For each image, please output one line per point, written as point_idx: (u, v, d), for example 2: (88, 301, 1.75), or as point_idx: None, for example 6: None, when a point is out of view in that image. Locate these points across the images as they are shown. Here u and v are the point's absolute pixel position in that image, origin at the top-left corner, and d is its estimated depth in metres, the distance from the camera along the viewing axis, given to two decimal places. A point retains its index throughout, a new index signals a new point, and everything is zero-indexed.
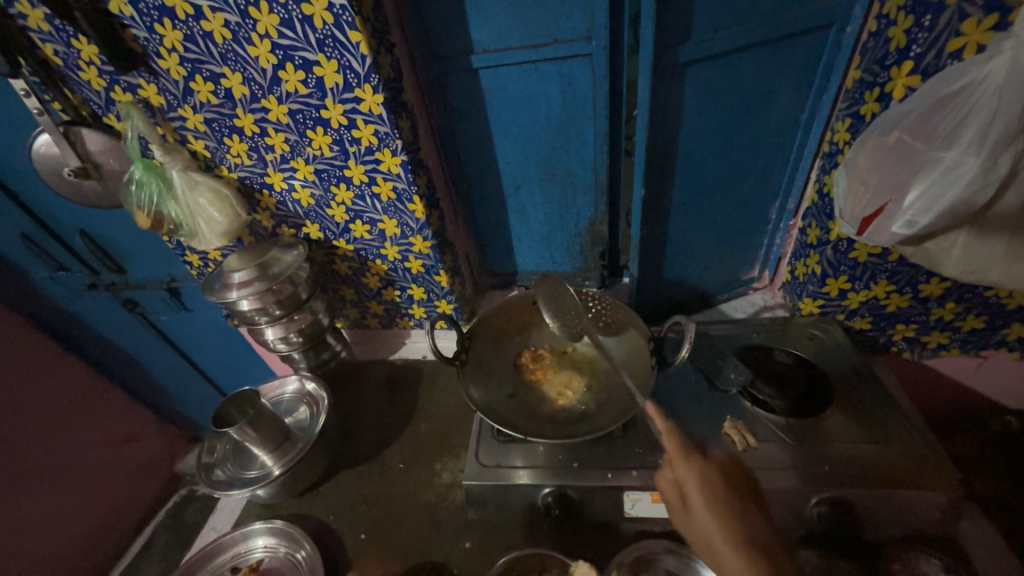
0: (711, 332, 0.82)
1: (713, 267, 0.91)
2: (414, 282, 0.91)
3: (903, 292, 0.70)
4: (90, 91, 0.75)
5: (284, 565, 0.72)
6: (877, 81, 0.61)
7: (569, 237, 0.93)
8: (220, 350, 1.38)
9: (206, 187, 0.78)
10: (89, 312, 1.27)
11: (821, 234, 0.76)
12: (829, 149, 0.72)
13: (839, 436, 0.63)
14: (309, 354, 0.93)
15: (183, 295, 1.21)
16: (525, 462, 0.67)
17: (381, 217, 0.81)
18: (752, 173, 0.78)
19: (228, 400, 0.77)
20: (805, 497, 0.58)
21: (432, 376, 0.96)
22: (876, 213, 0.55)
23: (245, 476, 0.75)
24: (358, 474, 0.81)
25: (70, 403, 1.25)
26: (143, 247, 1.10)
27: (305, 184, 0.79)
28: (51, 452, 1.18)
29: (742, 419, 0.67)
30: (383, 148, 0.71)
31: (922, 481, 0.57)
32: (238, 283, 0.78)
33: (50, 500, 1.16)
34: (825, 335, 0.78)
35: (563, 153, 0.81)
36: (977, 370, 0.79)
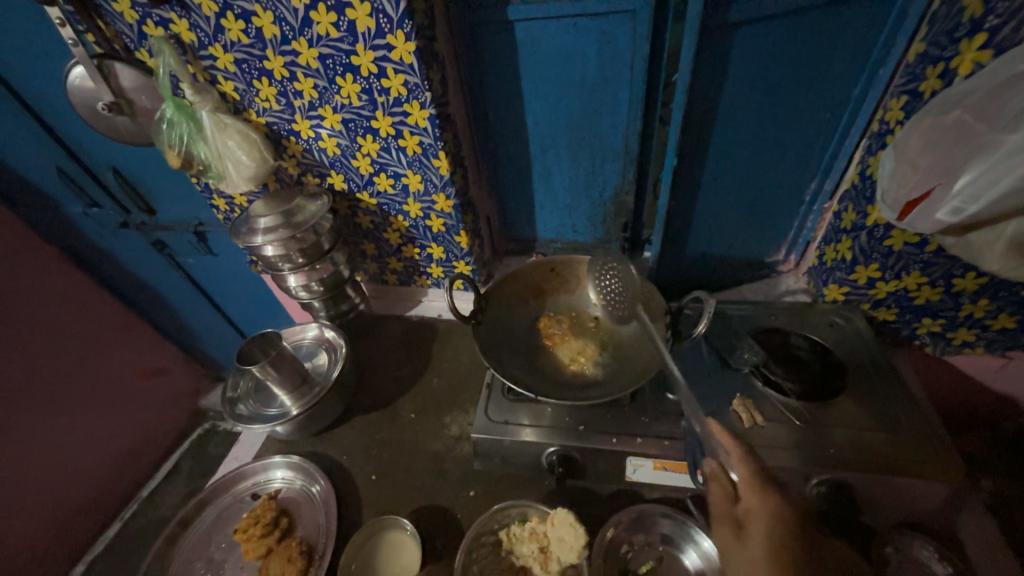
0: (728, 312, 0.81)
1: (738, 247, 0.89)
2: (434, 241, 0.91)
3: (935, 285, 0.68)
4: (123, 24, 0.74)
5: (300, 495, 0.77)
6: (942, 56, 0.57)
7: (592, 205, 0.91)
8: (244, 295, 1.43)
9: (234, 130, 0.78)
10: (121, 249, 1.32)
11: (856, 219, 0.73)
12: (879, 128, 0.68)
13: (847, 422, 0.63)
14: (329, 304, 0.95)
15: (209, 239, 1.24)
16: (532, 421, 0.69)
17: (405, 171, 0.80)
18: (792, 150, 0.75)
19: (252, 340, 0.80)
20: (805, 477, 0.59)
21: (446, 335, 0.98)
22: (922, 198, 0.53)
23: (265, 413, 0.79)
24: (371, 421, 0.84)
25: (103, 333, 1.32)
26: (172, 188, 1.12)
27: (331, 133, 0.79)
28: (86, 378, 1.26)
29: (751, 397, 0.67)
30: (411, 100, 0.70)
31: (927, 472, 0.57)
32: (263, 229, 0.79)
33: (85, 420, 1.25)
34: (846, 323, 0.77)
35: (595, 117, 0.78)
36: (1000, 371, 0.77)
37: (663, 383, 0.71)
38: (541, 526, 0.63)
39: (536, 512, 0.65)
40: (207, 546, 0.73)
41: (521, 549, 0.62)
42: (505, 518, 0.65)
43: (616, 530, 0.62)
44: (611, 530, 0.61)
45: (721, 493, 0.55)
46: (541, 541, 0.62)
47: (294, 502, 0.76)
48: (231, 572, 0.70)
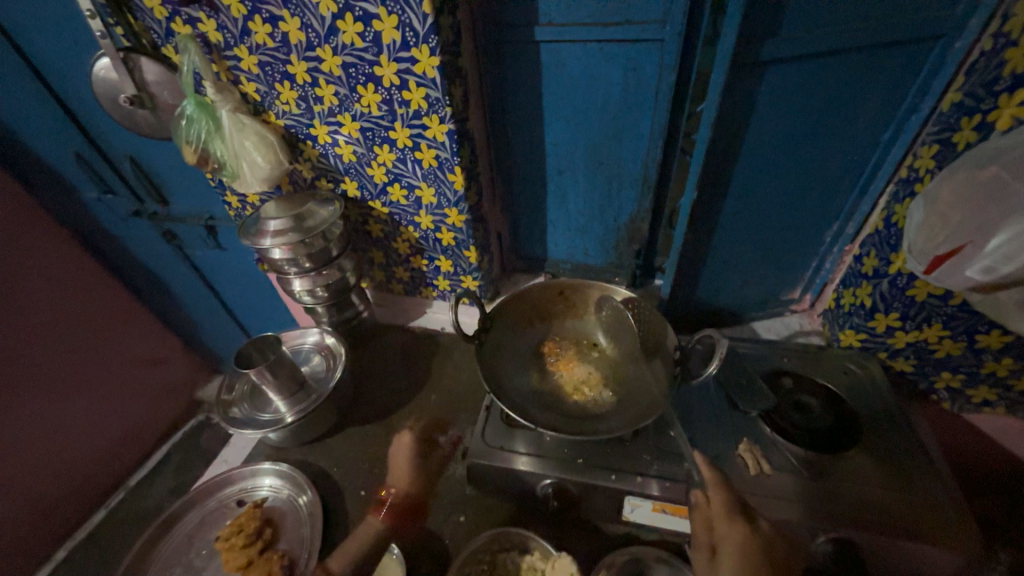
0: (738, 350, 0.79)
1: (752, 283, 0.87)
2: (443, 254, 0.90)
3: (957, 340, 0.66)
4: (151, 20, 0.74)
5: (286, 506, 0.75)
6: (979, 108, 0.55)
7: (606, 230, 0.90)
8: (249, 291, 1.43)
9: (252, 131, 0.78)
10: (132, 237, 1.32)
11: (878, 265, 0.70)
12: (906, 175, 0.66)
13: (858, 477, 0.61)
14: (332, 310, 0.94)
15: (219, 234, 1.24)
16: (529, 449, 0.67)
17: (420, 184, 0.80)
18: (815, 190, 0.73)
19: (252, 342, 0.79)
20: (811, 533, 0.57)
21: (447, 349, 0.97)
22: (952, 254, 0.51)
23: (258, 418, 0.78)
24: (365, 433, 0.83)
25: (106, 319, 1.32)
26: (187, 181, 1.13)
27: (348, 140, 0.78)
28: (86, 363, 1.26)
29: (759, 443, 0.65)
30: (431, 113, 0.70)
31: (942, 538, 0.54)
32: (273, 231, 0.79)
33: (80, 406, 1.24)
34: (861, 370, 0.74)
35: (614, 143, 0.77)
36: (1020, 433, 0.74)
37: (668, 420, 0.69)
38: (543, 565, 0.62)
39: (540, 549, 0.63)
40: (188, 551, 0.71)
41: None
42: (507, 543, 0.65)
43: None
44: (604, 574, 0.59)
45: (701, 522, 0.55)
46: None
47: (279, 512, 0.74)
48: None
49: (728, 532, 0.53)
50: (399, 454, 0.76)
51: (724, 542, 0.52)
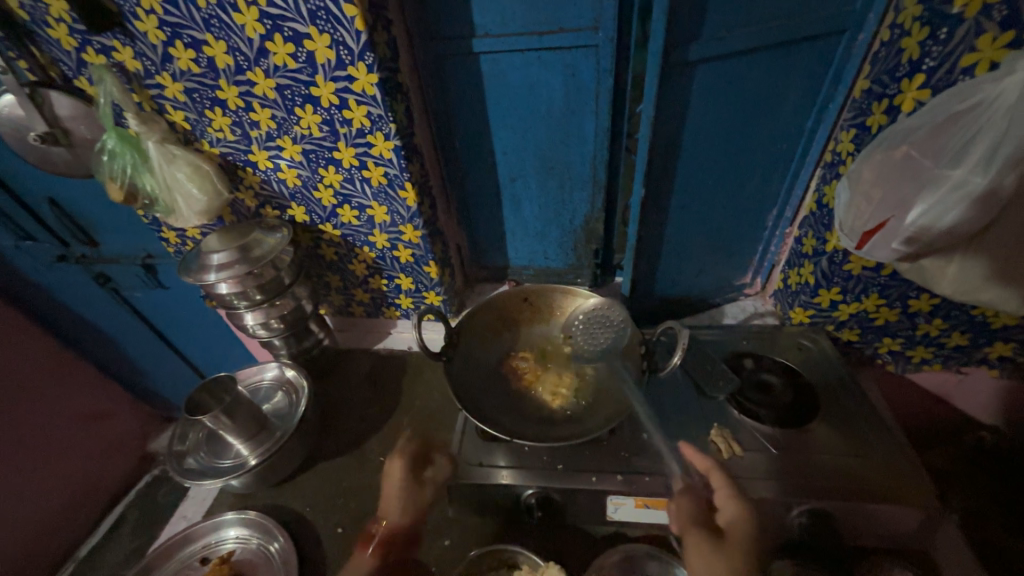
0: (700, 338, 0.81)
1: (706, 272, 0.90)
2: (402, 272, 0.88)
3: (893, 306, 0.71)
4: (59, 51, 0.69)
5: (256, 556, 0.70)
6: (886, 93, 0.60)
7: (563, 233, 0.91)
8: (198, 329, 1.34)
9: (184, 161, 0.73)
10: (60, 284, 1.22)
11: (817, 244, 0.75)
12: (832, 159, 0.71)
13: (821, 448, 0.64)
14: (290, 341, 0.89)
15: (159, 272, 1.16)
16: (508, 462, 0.66)
17: (370, 203, 0.78)
18: (753, 178, 0.77)
19: (203, 386, 0.73)
20: (785, 508, 0.59)
21: (417, 368, 0.94)
22: (878, 229, 0.54)
23: (218, 466, 0.73)
24: (337, 467, 0.79)
25: (38, 377, 1.20)
26: (117, 219, 1.05)
27: (291, 164, 0.75)
28: (16, 429, 1.14)
29: (729, 426, 0.67)
30: (375, 131, 0.68)
31: (900, 496, 0.58)
32: (217, 265, 0.74)
33: (12, 476, 1.12)
34: (813, 345, 0.78)
35: (562, 147, 0.78)
36: (957, 386, 0.80)
37: (641, 415, 0.70)
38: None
39: (527, 560, 0.63)
40: None
41: None
42: (495, 561, 0.64)
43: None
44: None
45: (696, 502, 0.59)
46: None
47: (249, 564, 0.69)
48: None
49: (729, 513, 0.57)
50: (401, 469, 0.74)
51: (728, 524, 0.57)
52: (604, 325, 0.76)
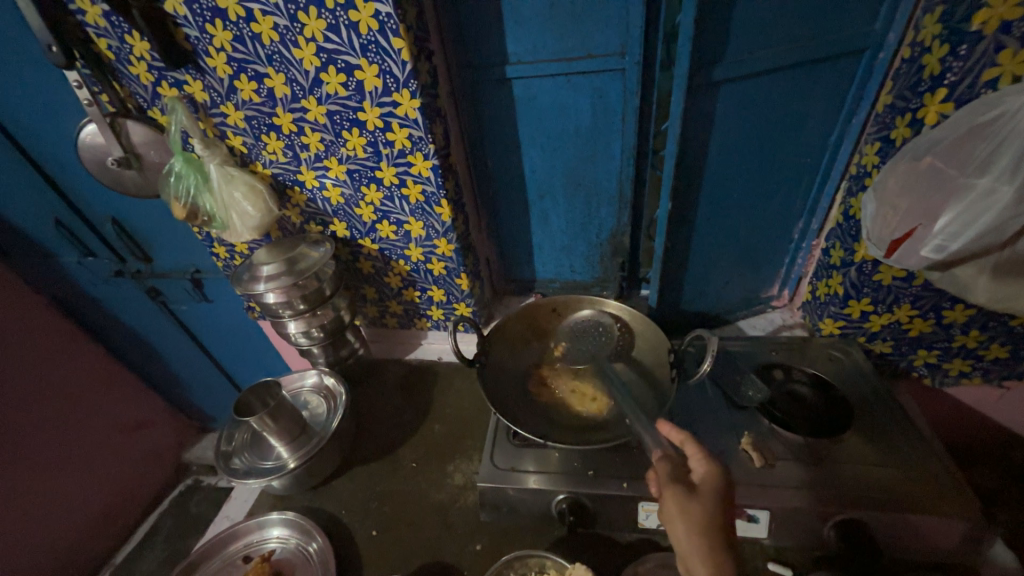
0: (729, 348, 0.82)
1: (733, 284, 0.91)
2: (435, 284, 0.92)
3: (926, 318, 0.70)
4: (138, 85, 0.77)
5: (295, 556, 0.72)
6: (909, 107, 0.62)
7: (590, 246, 0.94)
8: (236, 341, 1.41)
9: (241, 181, 0.80)
10: (113, 298, 1.31)
11: (845, 255, 0.75)
12: (857, 171, 0.72)
13: (855, 459, 0.63)
14: (328, 350, 0.94)
15: (205, 286, 1.24)
16: (538, 467, 0.67)
17: (408, 218, 0.83)
18: (778, 192, 0.79)
19: (250, 389, 0.78)
20: (821, 517, 0.58)
21: (447, 378, 0.97)
22: (906, 237, 0.56)
23: (261, 467, 0.76)
24: (371, 471, 0.81)
25: (88, 386, 1.28)
26: (171, 236, 1.13)
27: (336, 183, 0.81)
28: (65, 435, 1.21)
29: (760, 435, 0.67)
30: (415, 151, 0.73)
31: (940, 508, 0.57)
32: (266, 276, 0.80)
33: (59, 479, 1.19)
34: (844, 356, 0.78)
35: (589, 165, 0.82)
36: (999, 401, 0.78)
37: (671, 424, 0.71)
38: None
39: (554, 565, 0.62)
40: None
41: None
42: (523, 567, 0.63)
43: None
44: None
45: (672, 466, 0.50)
46: None
47: (289, 564, 0.72)
48: None
49: (705, 472, 0.49)
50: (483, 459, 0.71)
51: (704, 482, 0.48)
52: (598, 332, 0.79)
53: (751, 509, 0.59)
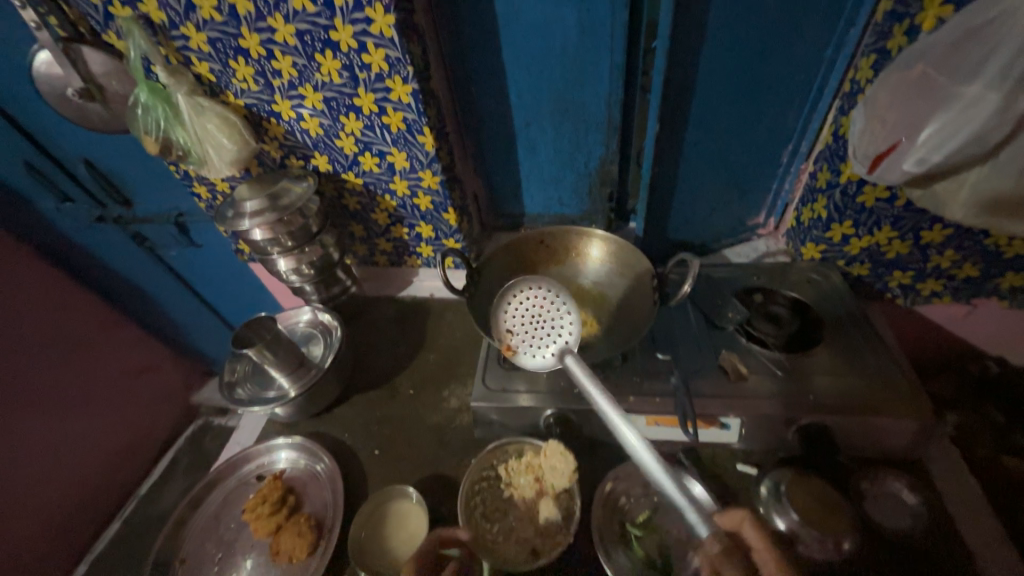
0: (713, 275, 0.84)
1: (720, 212, 0.92)
2: (422, 219, 0.92)
3: (904, 239, 0.72)
4: (87, 6, 0.71)
5: (305, 474, 0.78)
6: (908, 13, 0.59)
7: (578, 177, 0.92)
8: (230, 285, 1.42)
9: (213, 113, 0.77)
10: (99, 244, 1.29)
11: (831, 177, 0.75)
12: (850, 88, 0.70)
13: (825, 371, 0.67)
14: (321, 287, 0.96)
15: (191, 230, 1.22)
16: (528, 387, 0.71)
17: (390, 149, 0.80)
18: (769, 113, 0.77)
19: (245, 325, 0.79)
20: (787, 422, 0.63)
21: (440, 312, 1.00)
22: (889, 151, 0.56)
23: (265, 396, 0.80)
24: (370, 398, 0.86)
25: (87, 332, 1.30)
26: (149, 178, 1.10)
27: (313, 113, 0.78)
28: (72, 379, 1.25)
29: (736, 351, 0.71)
30: (393, 75, 0.70)
31: (898, 410, 0.61)
32: (250, 212, 0.78)
33: (74, 420, 1.24)
34: (823, 279, 0.81)
35: (576, 88, 0.79)
36: (966, 318, 0.83)
37: (653, 344, 0.74)
38: (536, 459, 0.68)
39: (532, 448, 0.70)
40: (217, 529, 0.73)
41: (518, 480, 0.67)
42: (504, 455, 0.70)
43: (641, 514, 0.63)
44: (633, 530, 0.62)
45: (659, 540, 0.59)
46: (536, 472, 0.67)
47: (300, 481, 0.77)
48: (242, 550, 0.71)
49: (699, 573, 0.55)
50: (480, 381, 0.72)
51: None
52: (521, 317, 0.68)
53: (724, 418, 0.64)
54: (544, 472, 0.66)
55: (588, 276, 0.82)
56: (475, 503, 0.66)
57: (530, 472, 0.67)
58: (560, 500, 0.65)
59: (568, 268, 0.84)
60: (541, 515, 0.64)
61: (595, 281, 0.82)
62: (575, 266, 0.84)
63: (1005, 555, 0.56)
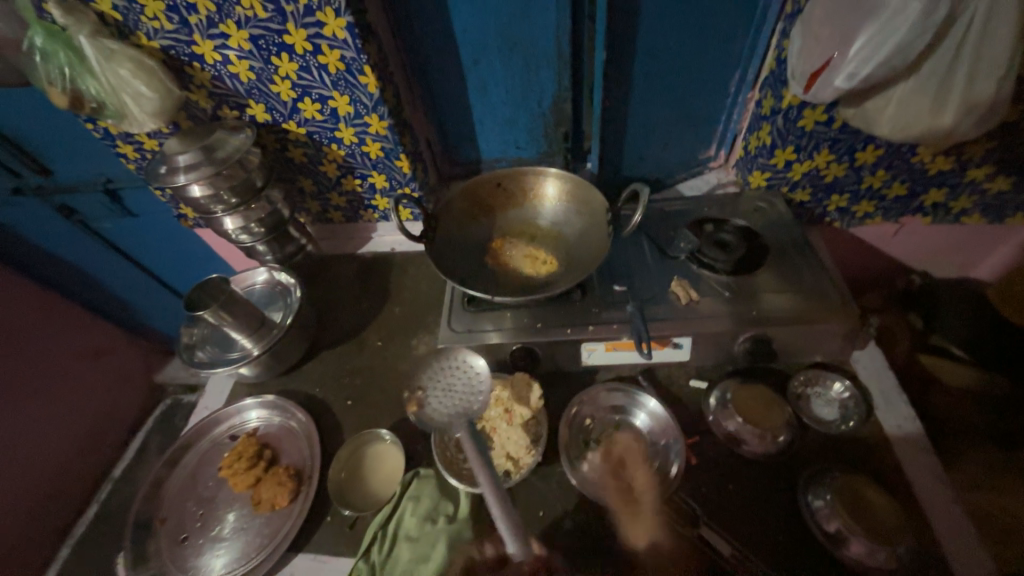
0: (666, 209, 0.87)
1: (673, 147, 0.93)
2: (374, 169, 0.89)
3: (841, 161, 0.76)
4: None
5: (279, 430, 0.79)
6: None
7: (532, 117, 0.90)
8: (179, 256, 1.34)
9: (124, 57, 0.69)
10: (20, 219, 1.18)
11: (774, 103, 0.77)
12: (791, 10, 0.70)
13: (768, 289, 0.72)
14: (274, 246, 0.92)
15: (125, 197, 1.14)
16: (493, 325, 0.73)
17: (331, 92, 0.76)
18: (715, 40, 0.77)
19: (196, 288, 0.77)
20: (734, 337, 0.68)
21: (402, 266, 0.99)
22: (824, 68, 0.58)
23: (227, 357, 0.79)
24: (338, 353, 0.86)
25: (24, 316, 1.22)
26: (65, 141, 1.00)
27: (240, 55, 0.72)
28: (15, 367, 1.18)
29: (687, 277, 0.75)
30: (323, 7, 0.65)
31: (830, 317, 0.67)
32: (184, 166, 0.74)
33: (26, 409, 1.19)
34: (769, 206, 0.84)
35: (522, 19, 0.75)
36: (895, 236, 0.89)
37: (611, 278, 0.77)
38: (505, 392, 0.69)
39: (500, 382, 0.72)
40: (195, 488, 0.74)
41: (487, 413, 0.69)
42: None
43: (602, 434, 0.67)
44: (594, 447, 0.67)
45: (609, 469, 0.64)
46: (505, 404, 0.68)
47: (274, 437, 0.78)
48: (223, 505, 0.72)
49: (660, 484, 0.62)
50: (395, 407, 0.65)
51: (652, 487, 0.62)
52: (453, 382, 0.63)
53: (676, 338, 0.68)
54: (513, 403, 0.68)
55: (547, 217, 0.83)
56: (448, 438, 0.70)
57: (500, 404, 0.69)
58: (529, 427, 0.68)
59: (527, 211, 0.84)
60: (510, 439, 0.66)
61: (554, 222, 0.82)
62: (535, 209, 0.84)
63: (918, 437, 0.63)
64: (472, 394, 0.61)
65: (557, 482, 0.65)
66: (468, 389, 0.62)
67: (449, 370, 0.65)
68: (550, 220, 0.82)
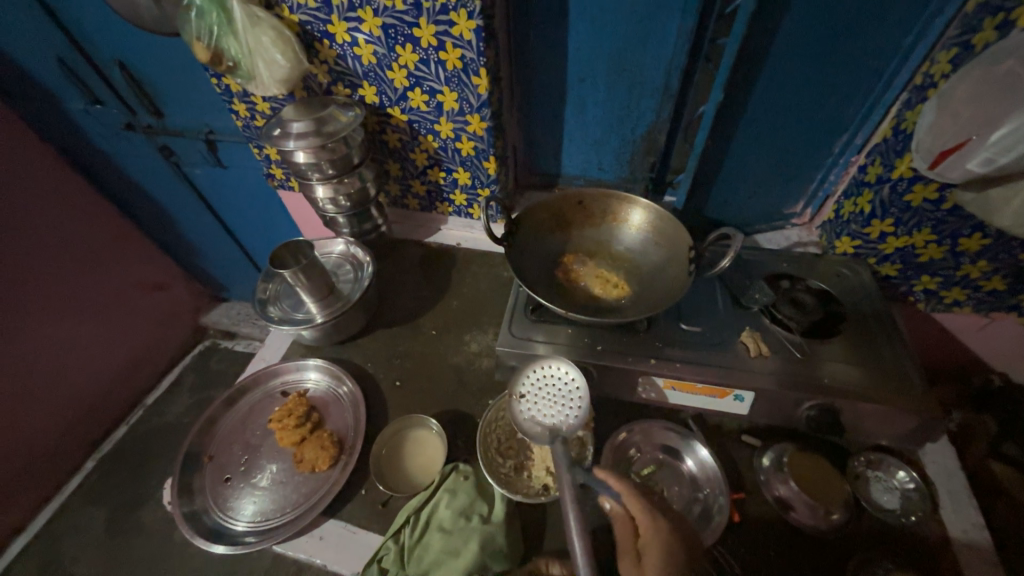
0: (741, 257, 0.85)
1: (760, 196, 0.93)
2: (461, 166, 0.92)
3: (941, 244, 0.73)
4: None
5: (328, 396, 0.82)
6: (1004, 6, 0.56)
7: (623, 142, 0.91)
8: (252, 211, 1.42)
9: (268, 25, 0.74)
10: (125, 152, 1.28)
11: (881, 172, 0.75)
12: (921, 82, 0.68)
13: (843, 359, 0.69)
14: (353, 222, 0.96)
15: (220, 149, 1.21)
16: (548, 339, 0.74)
17: (442, 87, 0.79)
18: (831, 99, 0.76)
19: (284, 246, 0.82)
20: (798, 401, 0.66)
21: (465, 261, 1.01)
22: (956, 148, 0.57)
23: (293, 317, 0.82)
24: (393, 333, 0.89)
25: (103, 241, 1.32)
26: (183, 90, 1.08)
27: (368, 39, 0.76)
28: (89, 286, 1.27)
29: (759, 331, 0.73)
30: (459, 9, 0.68)
31: (909, 404, 0.64)
32: (296, 133, 0.78)
33: (90, 326, 1.28)
34: (852, 274, 0.82)
35: (639, 48, 0.76)
36: (981, 330, 0.85)
37: (678, 315, 0.76)
38: None
39: None
40: (241, 433, 0.78)
41: None
42: None
43: (606, 493, 0.56)
44: (608, 503, 0.57)
45: (625, 527, 0.55)
46: None
47: (322, 401, 0.81)
48: (266, 455, 0.75)
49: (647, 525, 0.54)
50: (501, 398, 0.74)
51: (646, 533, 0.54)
52: (552, 397, 0.69)
53: (738, 390, 0.66)
54: None
55: (624, 243, 0.83)
56: (492, 439, 0.71)
57: None
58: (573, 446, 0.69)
59: (604, 232, 0.85)
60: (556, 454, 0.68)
61: (629, 248, 0.83)
62: (614, 232, 0.84)
63: (982, 546, 0.60)
64: (569, 409, 0.67)
65: (590, 506, 0.64)
66: (561, 407, 0.68)
67: (546, 381, 0.70)
68: (626, 245, 0.83)
